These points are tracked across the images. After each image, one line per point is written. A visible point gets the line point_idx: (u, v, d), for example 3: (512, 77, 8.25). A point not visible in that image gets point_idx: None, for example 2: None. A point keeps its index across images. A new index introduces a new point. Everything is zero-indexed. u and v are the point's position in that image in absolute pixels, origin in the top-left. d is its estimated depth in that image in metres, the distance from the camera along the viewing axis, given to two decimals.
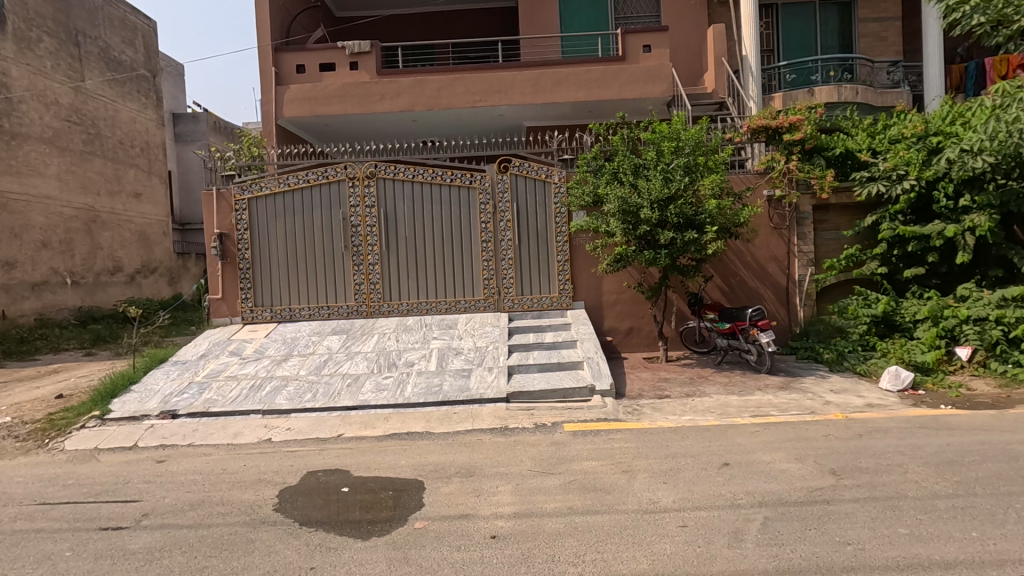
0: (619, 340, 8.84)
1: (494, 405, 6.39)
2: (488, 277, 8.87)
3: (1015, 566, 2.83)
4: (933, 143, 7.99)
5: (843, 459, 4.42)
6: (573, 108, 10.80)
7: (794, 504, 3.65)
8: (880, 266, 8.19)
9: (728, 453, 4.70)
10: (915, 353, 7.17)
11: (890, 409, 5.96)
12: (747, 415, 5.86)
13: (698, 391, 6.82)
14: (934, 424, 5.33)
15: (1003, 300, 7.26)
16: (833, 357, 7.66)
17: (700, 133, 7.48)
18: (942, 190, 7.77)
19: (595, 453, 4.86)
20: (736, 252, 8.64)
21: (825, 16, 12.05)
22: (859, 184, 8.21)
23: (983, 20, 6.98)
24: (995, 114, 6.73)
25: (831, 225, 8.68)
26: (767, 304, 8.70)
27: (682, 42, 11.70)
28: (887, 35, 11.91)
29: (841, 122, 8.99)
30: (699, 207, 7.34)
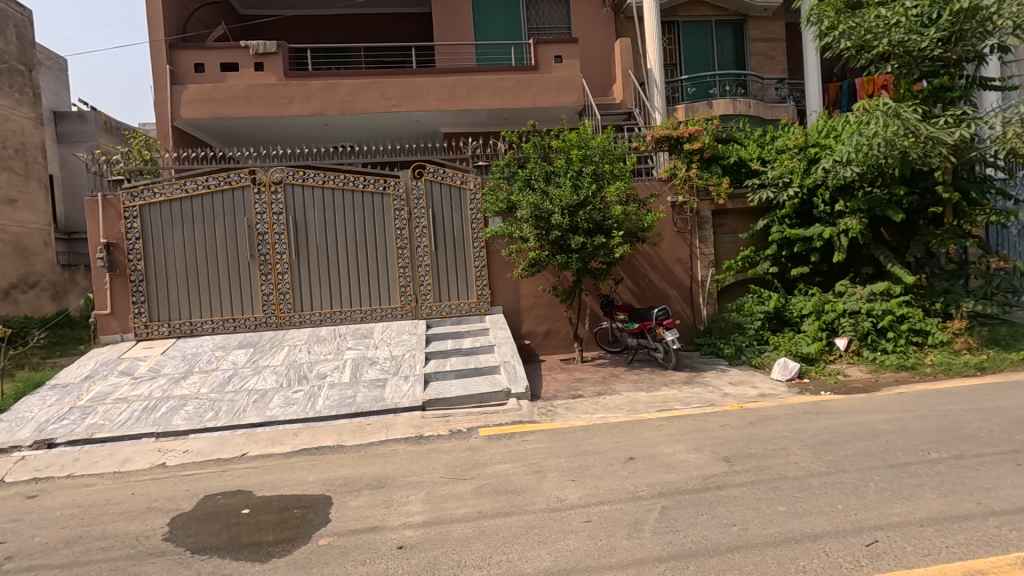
0: (538, 343, 9.00)
1: (410, 413, 6.32)
2: (405, 284, 8.76)
3: (871, 532, 3.16)
4: (812, 154, 8.78)
5: (736, 446, 4.76)
6: (488, 116, 10.92)
7: (688, 492, 3.88)
8: (771, 266, 8.89)
9: (634, 447, 4.92)
10: (802, 345, 7.87)
11: (779, 397, 6.50)
12: (653, 410, 6.16)
13: (609, 389, 7.09)
14: (814, 408, 5.87)
15: (872, 295, 8.07)
16: (732, 351, 8.23)
17: (607, 142, 7.77)
18: (821, 197, 8.55)
19: (508, 456, 4.92)
20: (644, 255, 9.09)
21: (721, 34, 12.95)
22: (752, 191, 8.92)
23: (848, 44, 7.81)
24: (860, 129, 7.50)
25: (728, 228, 9.35)
26: (673, 303, 9.22)
27: (592, 55, 12.16)
28: (774, 55, 13.01)
29: (735, 133, 9.60)
30: (607, 213, 7.62)
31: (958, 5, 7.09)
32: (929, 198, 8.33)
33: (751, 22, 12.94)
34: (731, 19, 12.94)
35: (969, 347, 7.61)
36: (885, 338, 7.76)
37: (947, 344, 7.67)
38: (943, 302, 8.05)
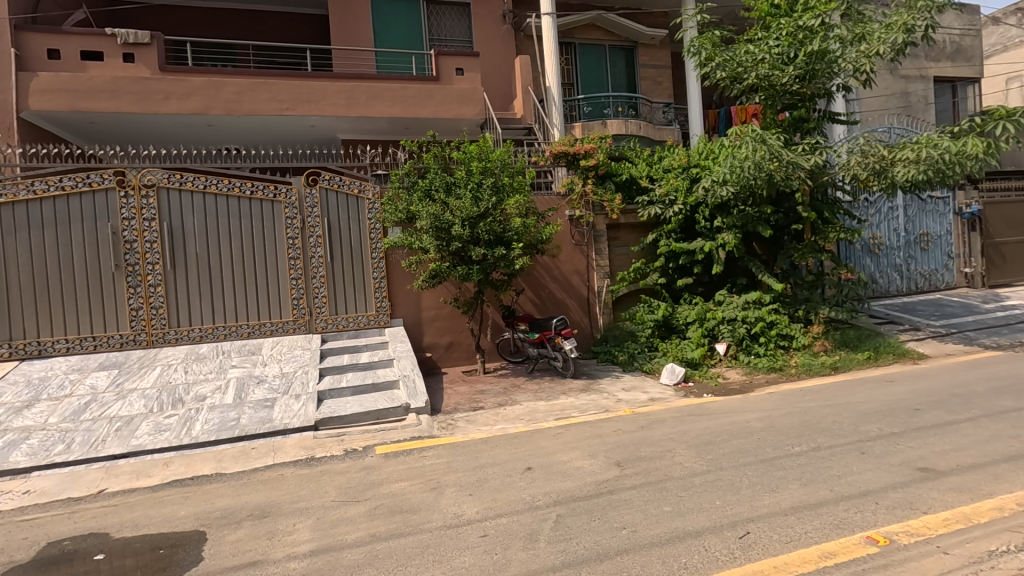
0: (440, 355, 8.87)
1: (300, 434, 5.95)
2: (299, 297, 8.27)
3: (744, 525, 3.41)
4: (694, 174, 9.46)
5: (627, 451, 4.97)
6: (389, 124, 10.71)
7: (582, 498, 3.98)
8: (660, 277, 9.51)
9: (532, 457, 4.96)
10: (687, 351, 8.45)
11: (667, 401, 6.90)
12: (552, 419, 6.29)
13: (510, 399, 7.15)
14: (698, 410, 6.30)
15: (747, 303, 8.85)
16: (625, 358, 8.65)
17: (507, 155, 7.86)
18: (702, 213, 9.26)
19: (406, 473, 4.76)
20: (544, 266, 9.32)
21: (614, 58, 13.71)
22: (642, 207, 9.54)
23: (723, 74, 8.64)
24: (733, 152, 8.22)
25: (622, 241, 9.85)
26: (572, 313, 9.52)
27: (493, 70, 12.34)
28: (661, 81, 14.02)
29: (626, 152, 10.15)
30: (506, 225, 7.69)
31: (811, 46, 8.02)
32: (792, 216, 9.29)
33: (640, 49, 13.82)
34: (623, 45, 13.74)
35: (825, 349, 8.57)
36: (758, 342, 8.54)
37: (808, 346, 8.58)
38: (804, 309, 9.00)
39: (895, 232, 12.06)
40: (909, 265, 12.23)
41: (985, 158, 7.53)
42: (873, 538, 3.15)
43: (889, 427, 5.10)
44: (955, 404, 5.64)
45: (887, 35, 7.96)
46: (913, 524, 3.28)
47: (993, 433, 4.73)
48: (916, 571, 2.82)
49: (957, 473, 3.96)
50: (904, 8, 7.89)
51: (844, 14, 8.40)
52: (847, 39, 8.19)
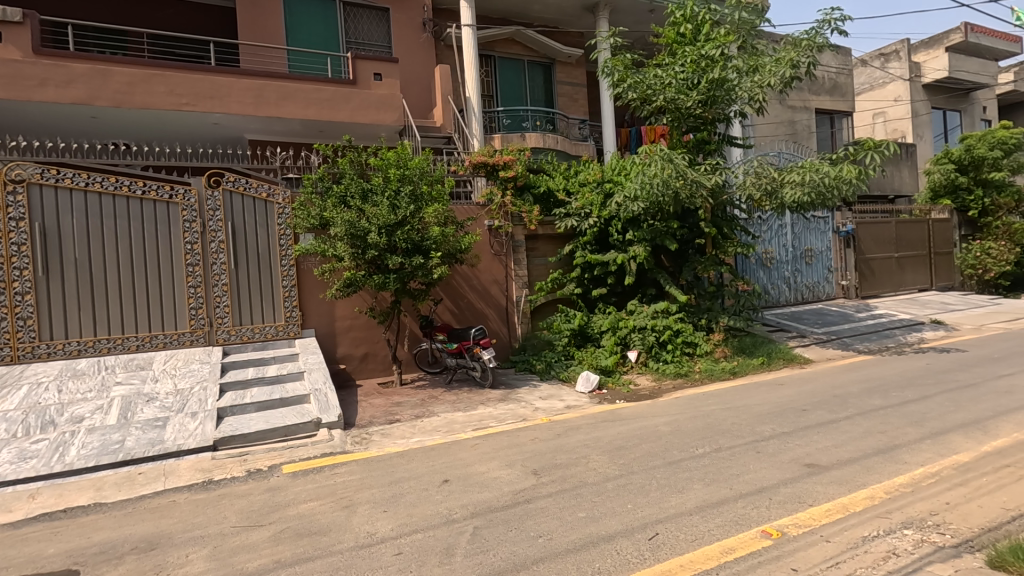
0: (354, 367, 8.55)
1: (197, 456, 5.49)
2: (197, 307, 7.65)
3: (653, 526, 3.54)
4: (607, 188, 9.82)
5: (544, 459, 5.02)
6: (301, 126, 10.26)
7: (499, 509, 3.97)
8: (576, 287, 9.80)
9: (450, 469, 4.89)
10: (601, 358, 8.75)
11: (582, 408, 7.08)
12: (470, 429, 6.24)
13: (427, 411, 7.02)
14: (611, 416, 6.52)
15: (655, 313, 9.31)
16: (543, 367, 8.80)
17: (425, 162, 7.72)
18: (615, 227, 9.63)
19: (316, 492, 4.52)
20: (463, 275, 9.30)
21: (533, 73, 14.02)
22: (559, 219, 9.81)
23: (634, 95, 9.17)
24: (643, 169, 8.63)
25: (540, 252, 10.08)
26: (490, 322, 9.55)
27: (413, 77, 12.22)
28: (577, 98, 14.53)
29: (544, 165, 10.39)
30: (425, 234, 7.58)
31: (712, 75, 8.66)
32: (695, 231, 9.87)
33: (557, 66, 14.25)
34: (541, 62, 14.09)
35: (726, 355, 9.18)
36: (666, 349, 9.00)
37: (710, 353, 9.14)
38: (707, 318, 9.60)
39: (784, 247, 13.24)
40: (796, 277, 13.45)
41: (858, 183, 8.45)
42: (767, 532, 3.38)
43: (780, 426, 5.54)
44: (835, 404, 6.24)
45: (776, 68, 8.74)
46: (801, 517, 3.57)
47: (866, 429, 5.28)
48: (803, 559, 3.06)
49: (837, 467, 4.36)
50: (791, 45, 8.72)
51: (740, 46, 9.13)
52: (743, 69, 8.91)
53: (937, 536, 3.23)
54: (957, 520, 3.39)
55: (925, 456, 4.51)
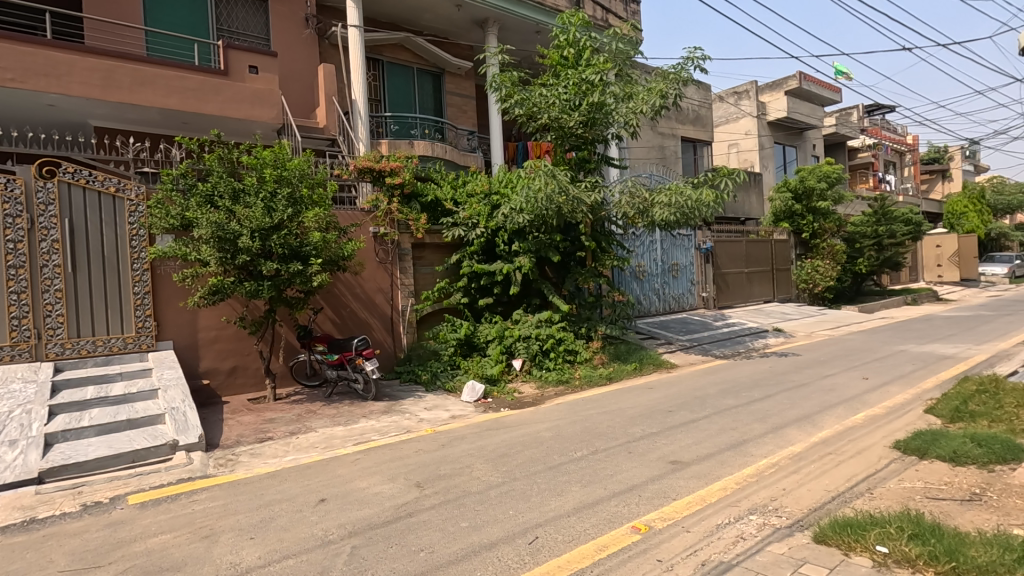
0: (220, 383, 7.82)
1: (15, 492, 4.67)
2: (21, 316, 6.54)
3: (533, 531, 3.64)
4: (494, 200, 9.96)
5: (427, 470, 4.95)
6: (161, 115, 9.25)
7: (379, 525, 3.83)
8: (462, 296, 9.84)
9: (327, 487, 4.64)
10: (486, 367, 8.85)
11: (467, 417, 7.09)
12: (350, 444, 5.97)
13: (304, 427, 6.61)
14: (495, 424, 6.60)
15: (539, 322, 9.62)
16: (428, 377, 8.71)
17: (305, 164, 7.28)
18: (501, 238, 9.79)
19: (169, 523, 4.05)
20: (345, 284, 8.94)
21: (422, 81, 13.94)
22: (446, 228, 9.82)
23: (520, 111, 9.55)
24: (529, 183, 8.90)
25: (427, 261, 10.01)
26: (374, 332, 9.26)
27: (293, 74, 11.58)
28: (466, 109, 14.69)
29: (432, 173, 10.34)
30: (304, 239, 7.14)
31: (591, 98, 9.20)
32: (577, 244, 10.35)
33: (446, 76, 14.30)
34: (430, 71, 14.06)
35: (603, 361, 9.68)
36: (548, 357, 9.32)
37: (589, 359, 9.60)
38: (586, 326, 10.10)
39: (655, 261, 14.39)
40: (665, 289, 14.64)
41: (716, 205, 9.40)
42: (636, 527, 3.62)
43: (649, 427, 5.98)
44: (696, 405, 6.87)
45: (647, 97, 9.46)
46: (666, 511, 3.86)
47: (721, 427, 5.86)
48: (667, 550, 3.31)
49: (697, 463, 4.80)
50: (661, 77, 9.48)
51: (617, 74, 9.78)
52: (619, 95, 9.55)
53: (775, 518, 3.66)
54: (791, 504, 3.87)
55: (767, 448, 5.12)
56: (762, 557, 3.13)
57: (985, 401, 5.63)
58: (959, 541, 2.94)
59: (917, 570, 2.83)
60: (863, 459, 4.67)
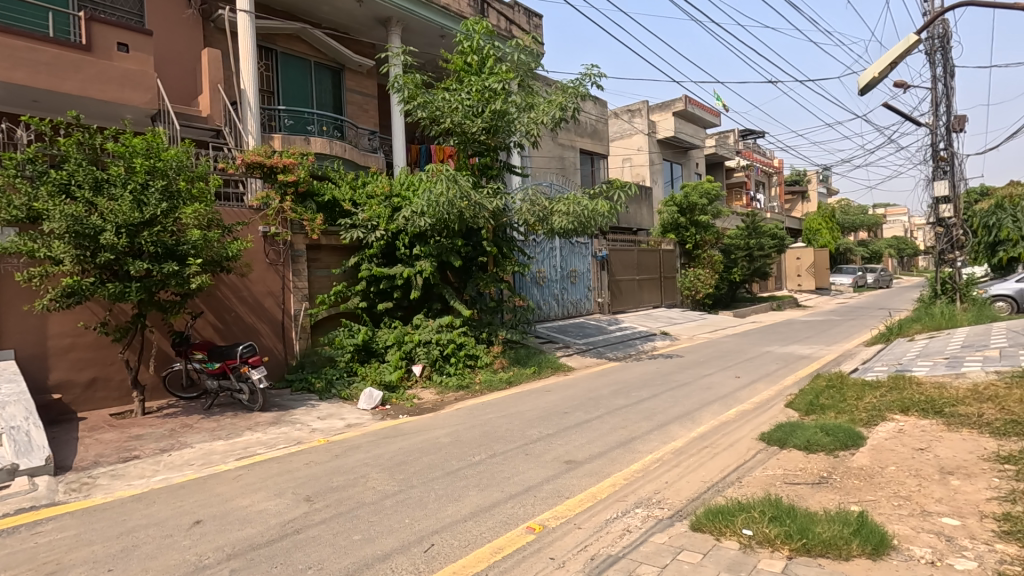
0: (75, 397, 6.92)
1: None
2: None
3: (429, 538, 3.59)
4: (394, 203, 9.70)
5: (318, 483, 4.71)
6: (4, 90, 8.03)
7: (263, 545, 3.58)
8: (361, 300, 9.52)
9: (204, 508, 4.26)
10: (385, 374, 8.63)
11: (364, 425, 6.86)
12: (232, 459, 5.53)
13: (178, 443, 6.02)
14: (393, 432, 6.45)
15: (440, 327, 9.54)
16: (322, 386, 8.32)
17: (183, 154, 6.64)
18: (402, 241, 9.59)
19: (5, 561, 3.51)
20: (229, 286, 8.30)
21: (320, 75, 13.33)
22: (344, 229, 9.45)
23: (423, 114, 9.52)
24: (430, 186, 8.80)
25: (322, 263, 9.58)
26: (263, 338, 8.68)
27: (172, 56, 10.57)
28: (367, 108, 14.28)
29: (330, 172, 9.92)
30: (180, 237, 6.52)
31: (493, 106, 9.31)
32: (479, 249, 10.39)
33: (346, 73, 13.81)
34: (329, 66, 13.50)
35: (503, 366, 9.79)
36: (449, 362, 9.26)
37: (490, 364, 9.65)
38: (487, 331, 10.17)
39: (554, 267, 14.85)
40: (563, 294, 15.15)
41: (610, 215, 9.87)
42: (531, 527, 3.69)
43: (546, 429, 6.15)
44: (590, 406, 7.17)
45: (548, 109, 9.73)
46: (559, 510, 3.99)
47: (612, 426, 6.15)
48: (559, 548, 3.41)
49: (589, 461, 5.01)
50: (561, 90, 9.78)
51: (519, 84, 9.98)
52: (521, 105, 9.75)
53: (658, 510, 3.91)
54: (672, 495, 4.16)
55: (652, 444, 5.47)
56: (645, 548, 3.33)
57: (833, 395, 6.44)
58: (809, 520, 3.31)
59: (774, 548, 3.14)
60: (734, 451, 5.13)
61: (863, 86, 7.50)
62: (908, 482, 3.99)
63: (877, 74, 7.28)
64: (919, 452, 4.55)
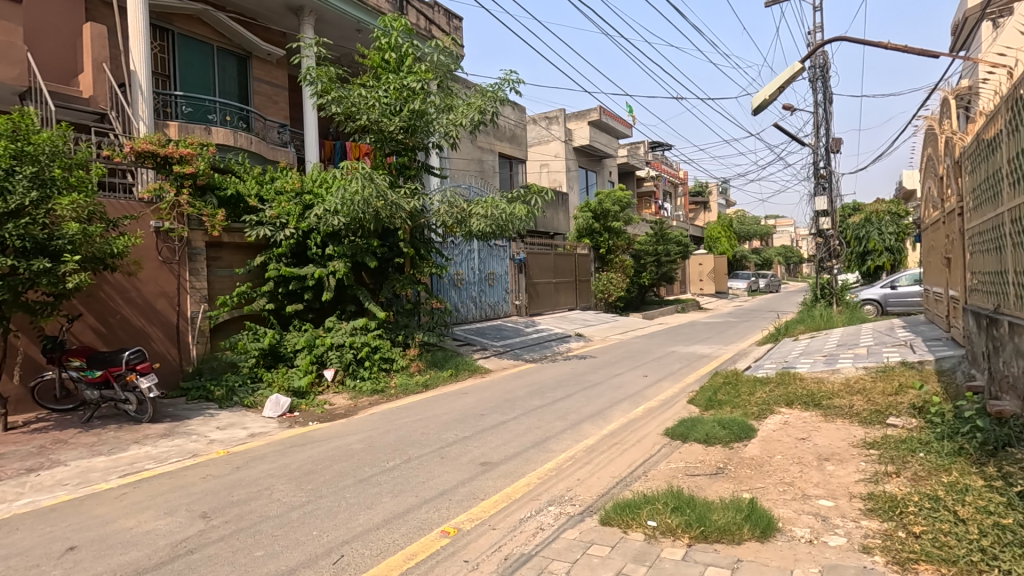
0: None
1: None
2: None
3: (338, 549, 3.46)
4: (306, 200, 9.27)
5: (216, 498, 4.39)
6: None
7: (150, 570, 3.28)
8: (267, 302, 8.99)
9: (79, 532, 3.83)
10: (293, 379, 8.21)
11: (269, 435, 6.48)
12: (115, 477, 5.02)
13: (49, 461, 5.37)
14: (301, 440, 6.14)
15: (354, 330, 9.23)
16: (223, 393, 7.77)
17: (59, 138, 5.93)
18: (313, 240, 9.19)
19: None
20: (113, 286, 7.55)
21: (223, 62, 12.46)
22: (249, 226, 8.89)
23: (338, 110, 9.21)
24: (344, 184, 8.49)
25: (224, 263, 8.95)
26: (154, 343, 7.96)
27: (46, 28, 9.45)
28: (276, 100, 13.56)
29: (234, 165, 9.30)
30: (54, 231, 5.84)
31: (411, 106, 9.16)
32: (395, 250, 10.17)
33: (254, 61, 13.01)
34: (235, 52, 12.66)
35: (419, 369, 9.64)
36: (363, 366, 8.97)
37: (406, 367, 9.45)
38: (403, 334, 9.96)
39: (472, 270, 14.86)
40: (481, 297, 15.19)
41: (527, 219, 10.01)
42: (446, 531, 3.67)
43: (462, 431, 6.13)
44: (506, 407, 7.24)
45: (467, 111, 9.69)
46: (474, 512, 3.99)
47: (527, 427, 6.24)
48: (473, 550, 3.42)
49: (504, 462, 5.05)
50: (480, 93, 9.80)
51: (438, 84, 9.89)
52: (440, 106, 9.66)
53: (570, 507, 4.02)
54: (583, 492, 4.30)
55: (565, 443, 5.61)
56: (557, 544, 3.41)
57: (729, 391, 6.94)
58: (707, 508, 3.55)
59: (676, 537, 3.33)
60: (641, 447, 5.39)
61: (756, 107, 8.17)
62: (791, 469, 4.39)
63: (768, 96, 7.96)
64: (800, 441, 5.02)
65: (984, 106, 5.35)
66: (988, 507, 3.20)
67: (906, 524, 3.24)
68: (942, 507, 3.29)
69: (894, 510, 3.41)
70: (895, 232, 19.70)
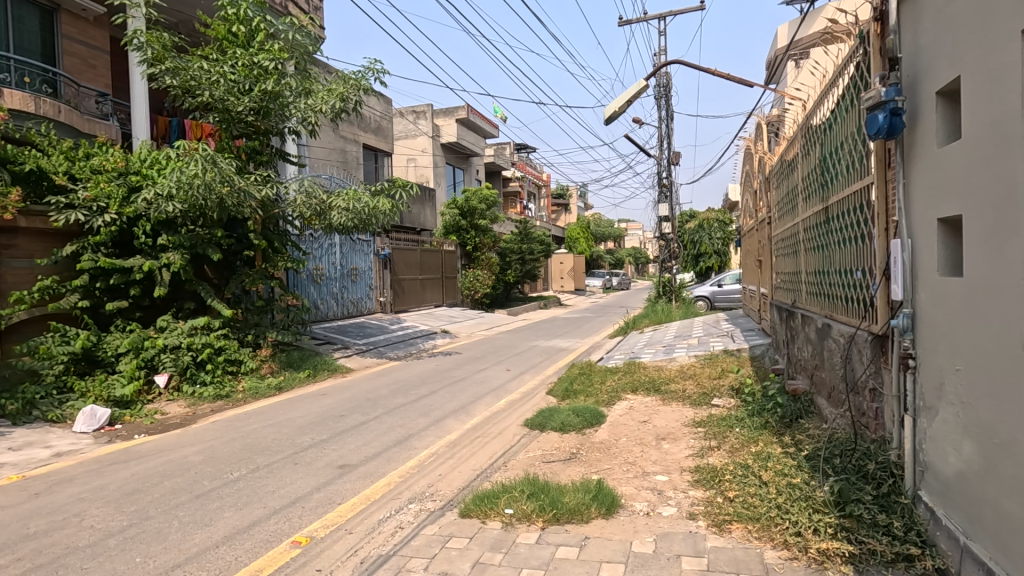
0: None
1: None
2: None
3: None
4: (132, 182, 8.09)
5: (4, 533, 3.66)
6: None
7: None
8: (80, 299, 7.70)
9: None
10: (115, 388, 7.16)
11: (81, 452, 5.56)
12: None
13: None
14: (123, 456, 5.37)
15: (192, 330, 8.27)
16: (18, 407, 6.51)
17: None
18: (141, 228, 8.06)
19: None
20: None
21: (21, 12, 10.41)
22: (55, 210, 7.51)
23: (173, 82, 8.21)
24: (180, 166, 7.57)
25: (20, 252, 7.48)
26: None
27: None
28: (94, 64, 11.65)
29: (34, 136, 7.82)
30: None
31: (264, 86, 8.44)
32: (244, 242, 9.30)
33: (63, 15, 11.06)
34: (38, 3, 10.64)
35: (272, 371, 8.97)
36: (203, 370, 8.10)
37: (255, 370, 8.71)
38: (253, 334, 9.17)
39: (333, 265, 14.14)
40: (343, 293, 14.51)
41: (391, 213, 9.74)
42: (296, 541, 3.44)
43: (319, 435, 5.81)
44: (367, 407, 7.01)
45: (327, 97, 9.17)
46: (328, 518, 3.80)
47: (389, 426, 6.10)
48: (327, 558, 3.26)
49: (364, 463, 4.89)
50: (341, 80, 9.30)
51: (295, 66, 9.23)
52: (296, 89, 9.02)
53: (430, 503, 4.00)
54: (444, 486, 4.31)
55: (428, 440, 5.58)
56: (415, 542, 3.37)
57: (583, 381, 7.44)
58: (559, 492, 3.76)
59: (531, 522, 3.48)
60: (502, 439, 5.55)
61: (608, 118, 8.82)
62: (634, 450, 4.82)
63: (618, 108, 8.63)
64: (642, 424, 5.53)
65: (786, 132, 6.32)
66: (783, 470, 3.79)
67: (722, 491, 3.72)
68: (750, 473, 3.84)
69: (714, 479, 3.90)
70: (722, 237, 22.62)
